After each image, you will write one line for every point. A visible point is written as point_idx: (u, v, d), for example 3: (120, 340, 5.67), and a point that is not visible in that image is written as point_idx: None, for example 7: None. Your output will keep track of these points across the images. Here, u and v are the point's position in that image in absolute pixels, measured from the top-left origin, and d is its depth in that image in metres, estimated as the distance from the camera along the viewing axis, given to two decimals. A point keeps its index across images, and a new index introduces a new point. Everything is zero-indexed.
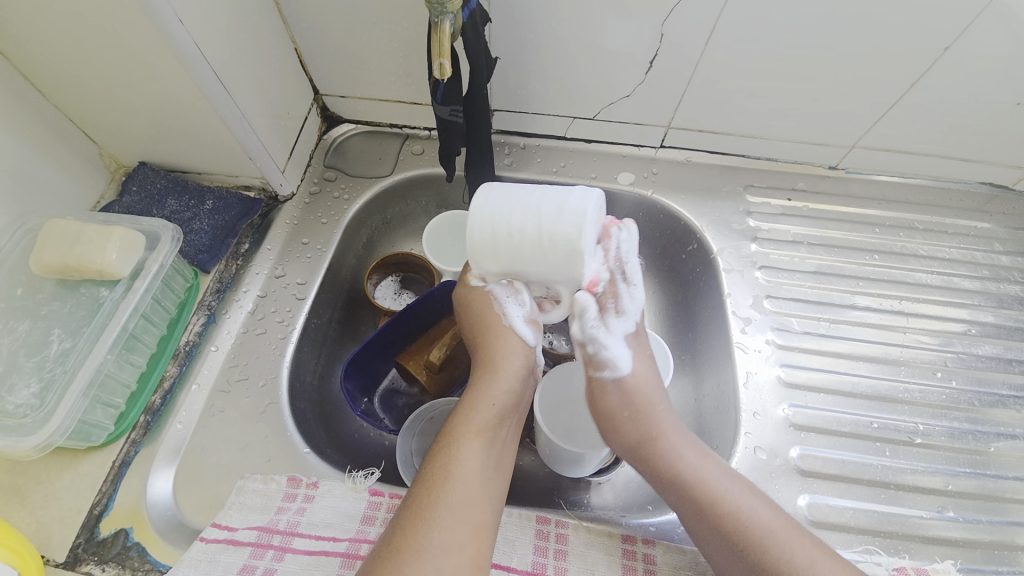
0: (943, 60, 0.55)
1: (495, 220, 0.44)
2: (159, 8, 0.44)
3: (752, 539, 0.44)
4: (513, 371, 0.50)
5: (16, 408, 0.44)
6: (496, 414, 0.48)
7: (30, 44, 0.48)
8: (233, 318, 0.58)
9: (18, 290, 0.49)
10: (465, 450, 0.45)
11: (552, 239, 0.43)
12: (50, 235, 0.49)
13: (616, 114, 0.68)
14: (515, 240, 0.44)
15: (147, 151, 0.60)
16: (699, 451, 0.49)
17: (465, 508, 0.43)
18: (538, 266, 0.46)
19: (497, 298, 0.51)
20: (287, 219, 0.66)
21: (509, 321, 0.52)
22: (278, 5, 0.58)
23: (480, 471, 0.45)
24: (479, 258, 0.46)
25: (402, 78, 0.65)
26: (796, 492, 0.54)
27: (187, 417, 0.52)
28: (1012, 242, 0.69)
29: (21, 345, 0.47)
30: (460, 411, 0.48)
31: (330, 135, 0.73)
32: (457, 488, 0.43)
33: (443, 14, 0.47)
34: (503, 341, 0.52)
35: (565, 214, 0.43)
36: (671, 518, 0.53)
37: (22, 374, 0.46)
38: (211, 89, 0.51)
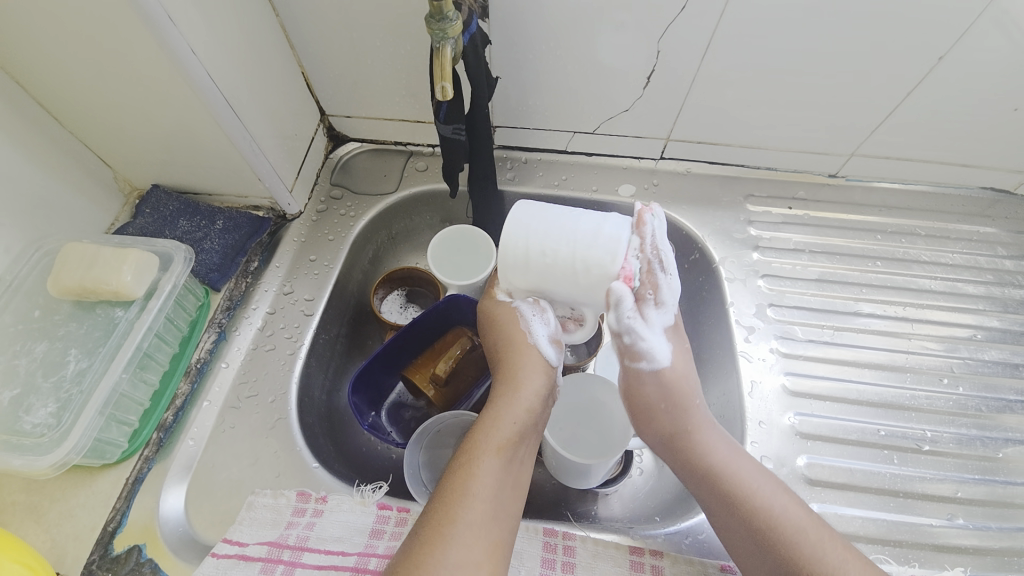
0: (937, 68, 0.56)
1: (526, 241, 0.46)
2: (172, 39, 0.46)
3: (785, 536, 0.44)
4: (533, 390, 0.51)
5: (34, 428, 0.45)
6: (515, 432, 0.48)
7: (52, 78, 0.50)
8: (242, 335, 0.59)
9: (36, 311, 0.51)
10: (484, 468, 0.46)
11: (586, 263, 0.45)
12: (66, 259, 0.50)
13: (615, 128, 0.70)
14: (548, 261, 0.46)
15: (160, 174, 0.62)
16: (732, 450, 0.49)
17: (482, 525, 0.43)
18: (566, 287, 0.47)
19: (524, 315, 0.53)
20: (295, 237, 0.67)
21: (534, 339, 0.52)
22: (285, 32, 0.60)
23: (497, 489, 0.45)
24: (507, 272, 0.48)
25: (405, 98, 0.67)
26: (804, 501, 0.54)
27: (199, 433, 0.53)
28: (1015, 246, 0.69)
29: (39, 365, 0.48)
30: (480, 427, 0.49)
31: (336, 154, 0.74)
32: (475, 505, 0.44)
33: (445, 40, 0.48)
34: (526, 359, 0.52)
35: (600, 240, 0.45)
36: (679, 529, 0.53)
37: (39, 394, 0.47)
38: (222, 116, 0.53)
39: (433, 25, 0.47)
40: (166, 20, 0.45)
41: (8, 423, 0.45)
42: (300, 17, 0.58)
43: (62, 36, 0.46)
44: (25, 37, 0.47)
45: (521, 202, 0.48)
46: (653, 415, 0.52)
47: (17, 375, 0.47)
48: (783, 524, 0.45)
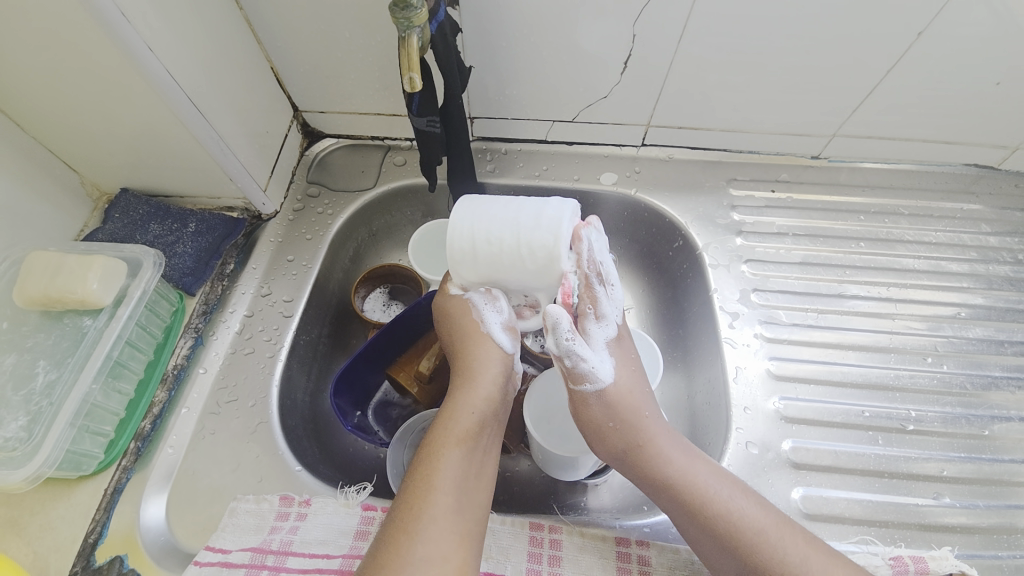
0: (918, 44, 0.55)
1: (474, 230, 0.44)
2: (128, 38, 0.44)
3: (743, 540, 0.44)
4: (490, 378, 0.50)
5: (5, 442, 0.44)
6: (474, 422, 0.48)
7: (3, 78, 0.48)
8: (220, 339, 0.58)
9: (3, 323, 0.49)
10: (446, 460, 0.45)
11: (530, 247, 0.43)
12: (30, 268, 0.49)
13: (595, 115, 0.68)
14: (494, 249, 0.44)
15: (129, 178, 0.60)
16: (689, 454, 0.49)
17: (446, 518, 0.42)
18: (518, 276, 0.46)
19: (475, 305, 0.52)
20: (271, 237, 0.66)
21: (486, 327, 0.52)
22: (250, 25, 0.58)
23: (460, 481, 0.45)
24: (457, 267, 0.47)
25: (380, 90, 0.65)
26: (791, 486, 0.54)
27: (178, 440, 0.52)
28: (999, 222, 0.69)
29: (8, 378, 0.47)
30: (441, 419, 0.48)
31: (312, 151, 0.73)
32: (439, 499, 0.43)
33: (410, 29, 0.46)
34: (481, 348, 0.51)
35: (542, 223, 0.44)
36: (665, 518, 0.53)
37: (9, 408, 0.46)
38: (187, 115, 0.52)
39: (397, 14, 0.46)
40: (120, 18, 0.43)
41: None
42: (265, 10, 0.56)
43: (12, 37, 0.44)
44: None
45: (463, 198, 0.47)
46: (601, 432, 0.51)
47: None
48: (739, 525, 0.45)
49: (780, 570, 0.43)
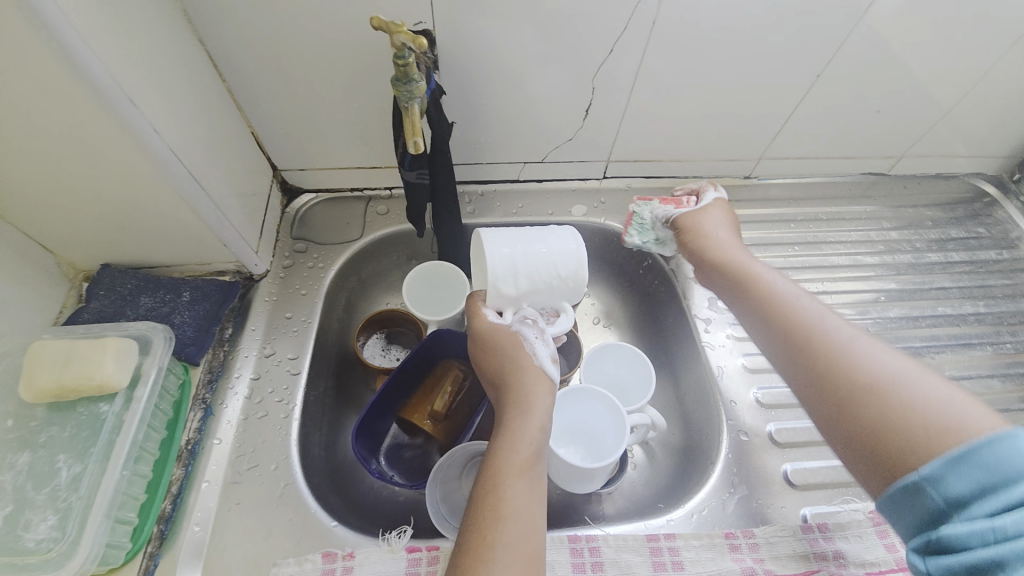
0: (818, 82, 0.68)
1: (511, 250, 0.52)
2: (136, 122, 0.44)
3: (789, 313, 0.49)
4: (544, 409, 0.52)
5: (37, 544, 0.40)
6: (533, 451, 0.49)
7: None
8: (230, 407, 0.57)
9: (6, 420, 0.44)
10: (512, 490, 0.46)
11: (562, 260, 0.53)
12: (40, 356, 0.44)
13: (561, 155, 0.76)
14: (533, 265, 0.53)
15: (110, 252, 0.59)
16: (799, 292, 0.51)
17: (517, 546, 0.43)
18: (552, 289, 0.54)
19: (526, 337, 0.55)
20: (266, 296, 0.66)
21: (539, 360, 0.55)
22: (233, 95, 0.61)
23: (528, 509, 0.46)
24: (499, 287, 0.53)
25: (361, 146, 0.70)
26: (795, 508, 0.58)
27: (203, 516, 0.51)
28: (895, 218, 0.84)
29: (27, 478, 0.42)
30: (498, 450, 0.49)
31: (292, 207, 0.75)
32: (509, 528, 0.44)
33: (412, 100, 0.50)
34: (534, 380, 0.54)
35: (566, 241, 0.54)
36: (685, 511, 0.57)
37: (35, 508, 0.41)
38: (188, 190, 0.51)
39: (399, 86, 0.49)
40: (128, 103, 0.43)
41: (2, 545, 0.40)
42: (250, 80, 0.60)
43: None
44: None
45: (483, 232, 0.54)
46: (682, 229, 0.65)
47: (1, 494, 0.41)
48: (857, 359, 0.42)
49: (822, 339, 0.45)
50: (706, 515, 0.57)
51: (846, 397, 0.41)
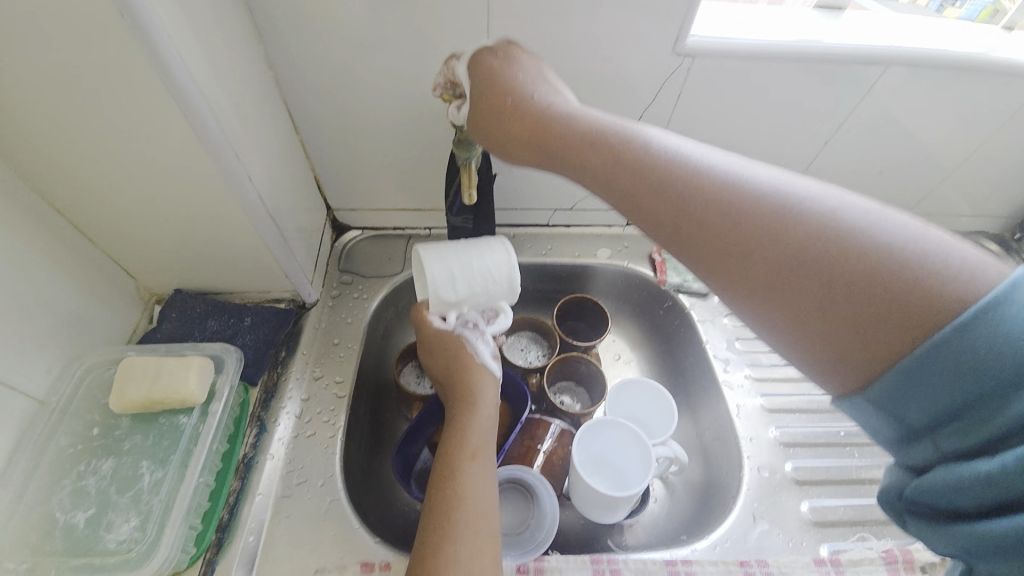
0: (825, 148, 0.75)
1: (448, 258, 0.57)
2: (236, 172, 0.51)
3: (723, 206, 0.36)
4: (489, 401, 0.58)
5: (119, 545, 0.46)
6: (484, 438, 0.54)
7: (108, 220, 0.54)
8: (282, 426, 0.61)
9: (95, 429, 0.52)
10: (467, 471, 0.50)
11: (495, 264, 0.58)
12: (132, 372, 0.52)
13: (589, 204, 0.83)
14: (470, 270, 0.57)
15: (182, 279, 0.64)
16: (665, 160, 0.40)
17: (478, 520, 0.46)
18: (489, 292, 0.59)
19: (468, 339, 0.60)
20: (316, 323, 0.72)
21: (481, 358, 0.60)
22: (303, 144, 0.69)
23: (484, 485, 0.50)
24: (442, 292, 0.58)
25: (409, 191, 0.77)
26: (815, 545, 0.60)
27: (257, 528, 0.54)
28: None
29: (112, 481, 0.49)
30: (451, 441, 0.54)
31: (340, 242, 0.82)
32: (467, 505, 0.48)
33: (470, 158, 0.58)
34: (478, 375, 0.59)
35: (499, 247, 0.59)
36: (710, 541, 0.59)
37: (118, 510, 0.48)
38: (266, 228, 0.58)
39: (460, 147, 0.58)
40: (234, 157, 0.50)
41: (88, 545, 0.46)
42: (320, 132, 0.67)
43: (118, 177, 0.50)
44: (85, 175, 0.49)
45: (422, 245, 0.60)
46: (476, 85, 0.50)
47: (90, 495, 0.48)
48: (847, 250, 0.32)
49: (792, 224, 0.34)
50: (729, 546, 0.59)
51: (831, 278, 0.32)
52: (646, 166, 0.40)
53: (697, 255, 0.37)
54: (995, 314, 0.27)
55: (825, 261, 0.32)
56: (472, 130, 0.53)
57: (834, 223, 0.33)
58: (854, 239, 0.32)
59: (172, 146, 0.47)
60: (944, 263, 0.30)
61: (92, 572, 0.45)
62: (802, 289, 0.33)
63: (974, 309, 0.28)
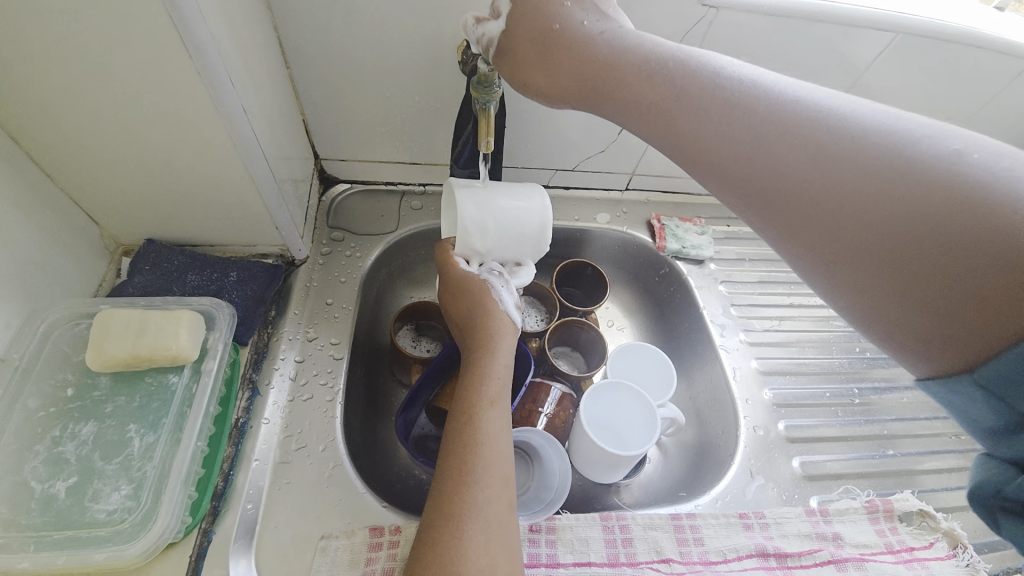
0: None
1: (478, 201, 0.54)
2: (227, 99, 0.45)
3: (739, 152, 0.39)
4: (508, 350, 0.56)
5: (109, 516, 0.42)
6: (503, 386, 0.53)
7: (75, 156, 0.48)
8: (277, 388, 0.57)
9: (68, 390, 0.47)
10: (487, 418, 0.49)
11: (527, 214, 0.55)
12: (113, 327, 0.47)
13: (591, 166, 0.81)
14: (500, 217, 0.54)
15: (157, 228, 0.58)
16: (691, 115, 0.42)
17: (496, 465, 0.46)
18: (516, 243, 0.56)
19: (493, 286, 0.59)
20: (306, 282, 0.67)
21: (504, 307, 0.59)
22: (292, 82, 0.62)
23: (503, 433, 0.49)
24: (467, 239, 0.55)
25: (406, 143, 0.72)
26: (806, 498, 0.64)
27: (256, 494, 0.51)
28: None
29: (94, 447, 0.45)
30: (471, 386, 0.52)
31: (327, 196, 0.76)
32: (487, 451, 0.47)
33: (489, 102, 0.54)
34: (499, 323, 0.58)
35: (532, 195, 0.56)
36: (712, 497, 0.62)
37: (106, 479, 0.44)
38: (256, 168, 0.52)
39: (479, 89, 0.54)
40: (225, 80, 0.44)
41: (72, 516, 0.42)
42: (312, 68, 0.61)
43: (85, 101, 0.43)
44: (45, 96, 0.42)
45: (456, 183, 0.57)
46: (511, 30, 0.48)
47: (68, 464, 0.44)
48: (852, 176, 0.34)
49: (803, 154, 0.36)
50: (730, 500, 0.62)
51: (914, 203, 0.32)
52: (723, 112, 0.40)
53: (772, 208, 0.38)
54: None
55: (898, 198, 0.32)
56: (512, 84, 0.51)
57: (887, 159, 0.33)
58: (922, 159, 0.32)
59: (157, 65, 0.41)
60: (1001, 181, 0.29)
61: (80, 545, 0.41)
62: (822, 228, 0.35)
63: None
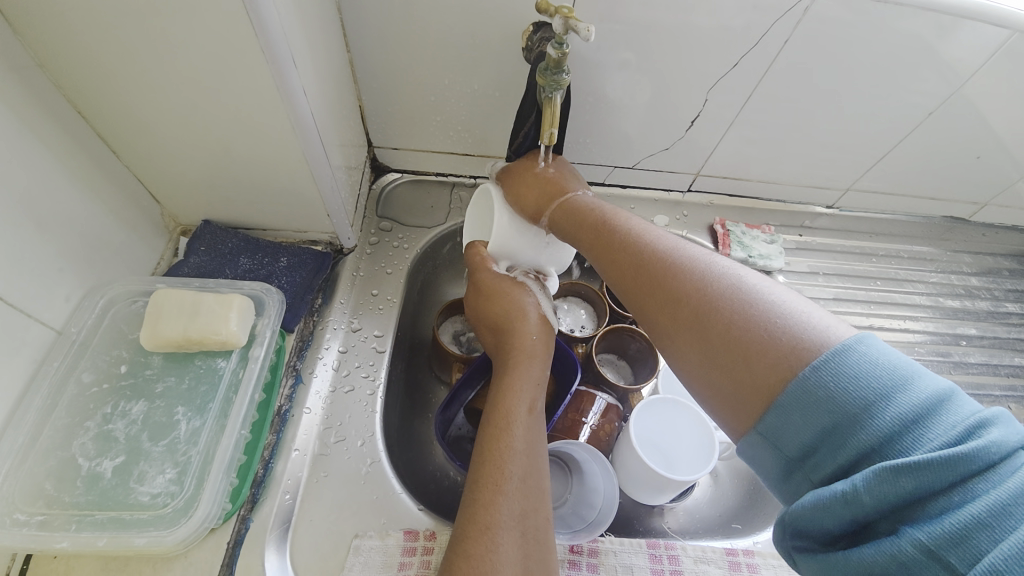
0: (926, 121, 0.66)
1: None
2: (291, 83, 0.44)
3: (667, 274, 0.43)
4: (545, 357, 0.53)
5: (153, 499, 0.42)
6: (539, 396, 0.49)
7: (139, 135, 0.48)
8: (320, 377, 0.57)
9: (121, 367, 0.48)
10: (521, 428, 0.46)
11: None
12: (167, 308, 0.48)
13: (652, 164, 0.76)
14: None
15: (213, 210, 0.58)
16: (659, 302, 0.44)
17: (528, 480, 0.43)
18: None
19: (529, 289, 0.58)
20: (353, 271, 0.66)
21: (539, 310, 0.57)
22: (351, 66, 0.60)
23: (536, 448, 0.45)
24: None
25: (460, 133, 0.69)
26: None
27: (294, 485, 0.50)
28: (975, 265, 0.83)
29: (143, 427, 0.45)
30: (506, 391, 0.49)
31: (378, 184, 0.75)
32: (520, 467, 0.43)
33: (555, 92, 0.51)
34: (534, 326, 0.55)
35: None
36: (772, 534, 0.57)
37: (151, 460, 0.44)
38: (313, 154, 0.50)
39: (547, 76, 0.50)
40: (290, 62, 0.43)
41: (117, 496, 0.42)
42: (371, 53, 0.59)
43: (150, 81, 0.43)
44: (115, 74, 0.42)
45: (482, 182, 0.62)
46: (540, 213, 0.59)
47: (117, 442, 0.44)
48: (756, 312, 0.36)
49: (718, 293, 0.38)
50: None
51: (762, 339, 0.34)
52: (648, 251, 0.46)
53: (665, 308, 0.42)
54: (845, 357, 0.31)
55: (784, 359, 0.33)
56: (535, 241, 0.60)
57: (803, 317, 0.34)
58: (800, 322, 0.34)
59: (221, 44, 0.40)
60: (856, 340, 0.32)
61: (122, 527, 0.41)
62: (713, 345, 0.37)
63: (832, 345, 0.32)
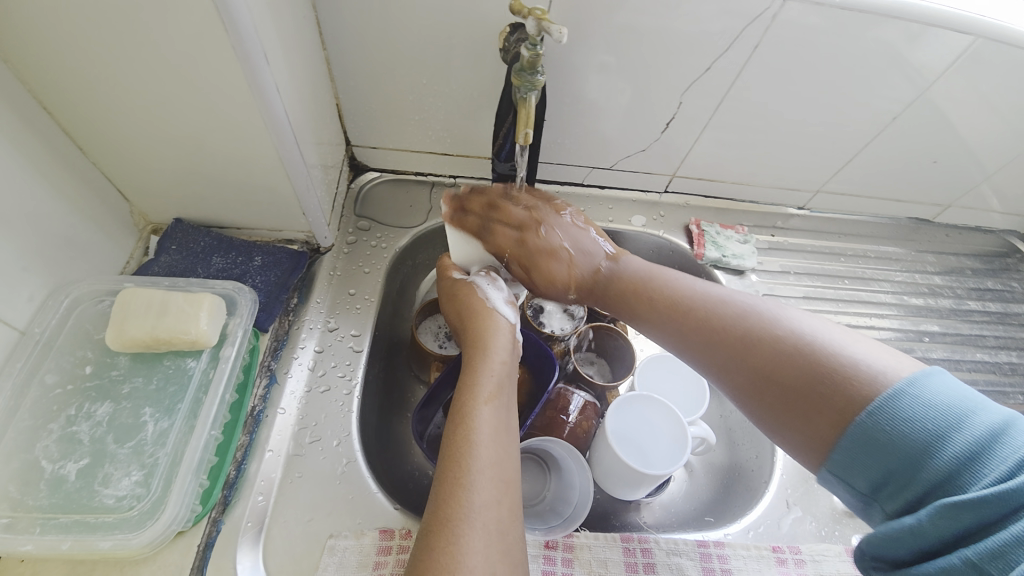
0: (890, 125, 0.69)
1: None
2: (262, 80, 0.43)
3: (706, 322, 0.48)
4: (502, 345, 0.53)
5: (119, 502, 0.42)
6: (496, 383, 0.49)
7: (106, 131, 0.47)
8: (295, 377, 0.56)
9: (87, 368, 0.47)
10: (479, 417, 0.46)
11: None
12: (133, 308, 0.47)
13: (630, 164, 0.77)
14: None
15: (184, 208, 0.57)
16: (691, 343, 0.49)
17: (490, 466, 0.43)
18: None
19: (479, 286, 0.59)
20: (330, 270, 0.65)
21: (492, 303, 0.57)
22: (327, 64, 0.60)
23: (495, 433, 0.45)
24: None
25: (439, 133, 0.69)
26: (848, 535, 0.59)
27: (267, 486, 0.50)
28: (938, 264, 0.86)
29: (109, 429, 0.44)
30: (464, 385, 0.49)
31: (356, 183, 0.74)
32: (480, 453, 0.43)
33: (530, 92, 0.52)
34: (490, 320, 0.56)
35: None
36: (743, 527, 0.58)
37: (117, 463, 0.43)
38: (287, 151, 0.50)
39: (522, 77, 0.51)
40: (261, 59, 0.42)
41: (81, 500, 0.41)
42: (346, 50, 0.59)
43: (116, 76, 0.42)
44: (78, 67, 0.41)
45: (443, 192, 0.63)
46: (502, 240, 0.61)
47: (81, 444, 0.43)
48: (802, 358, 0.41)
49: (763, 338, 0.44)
50: (763, 532, 0.58)
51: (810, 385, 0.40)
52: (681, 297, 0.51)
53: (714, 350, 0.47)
54: (902, 400, 0.36)
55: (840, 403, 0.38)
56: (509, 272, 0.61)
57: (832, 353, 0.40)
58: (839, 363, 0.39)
59: (189, 40, 0.39)
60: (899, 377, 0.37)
61: (87, 531, 0.40)
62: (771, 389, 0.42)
63: (888, 389, 0.36)
